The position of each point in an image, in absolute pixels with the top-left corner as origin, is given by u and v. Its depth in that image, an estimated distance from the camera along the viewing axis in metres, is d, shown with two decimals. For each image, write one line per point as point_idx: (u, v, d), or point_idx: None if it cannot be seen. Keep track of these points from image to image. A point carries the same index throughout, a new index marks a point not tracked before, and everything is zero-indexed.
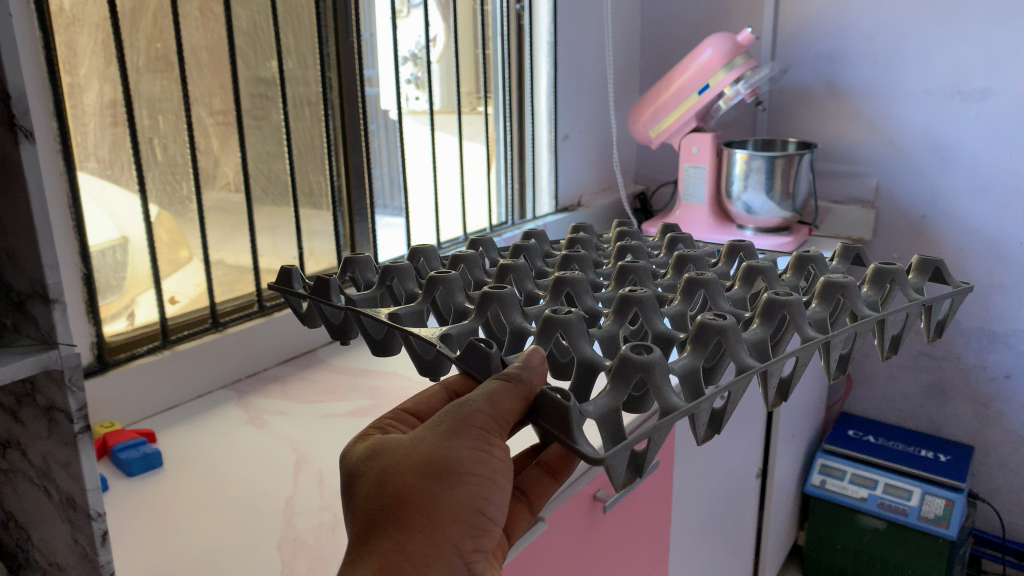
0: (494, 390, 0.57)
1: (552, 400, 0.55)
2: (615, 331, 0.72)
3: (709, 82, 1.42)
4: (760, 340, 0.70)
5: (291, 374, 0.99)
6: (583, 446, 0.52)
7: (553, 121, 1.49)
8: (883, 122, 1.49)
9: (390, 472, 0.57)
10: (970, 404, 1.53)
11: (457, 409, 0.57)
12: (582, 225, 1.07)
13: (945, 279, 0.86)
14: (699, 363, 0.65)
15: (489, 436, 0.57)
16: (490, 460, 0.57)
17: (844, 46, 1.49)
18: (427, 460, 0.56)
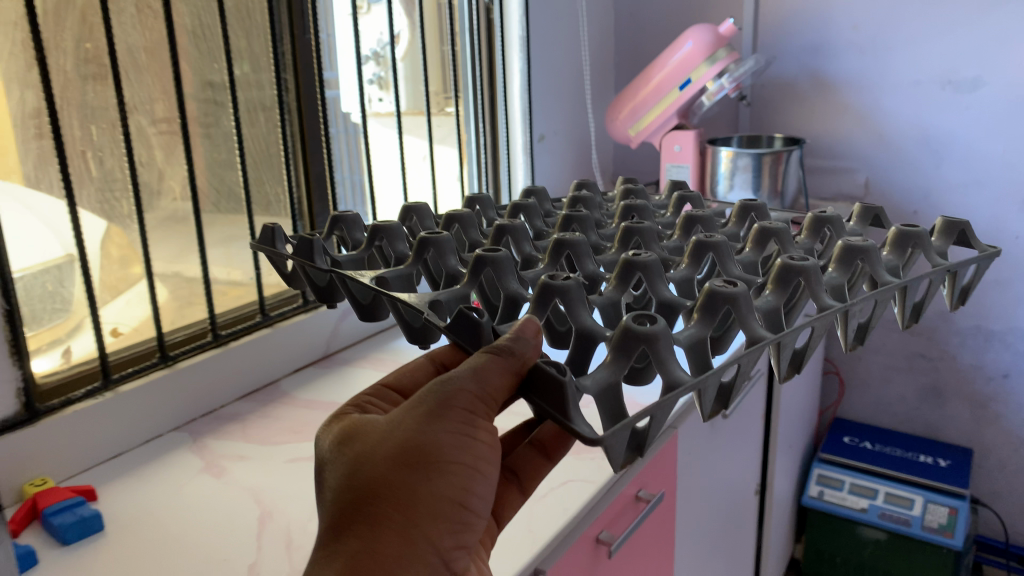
0: (480, 363, 0.50)
1: (545, 371, 0.48)
2: (617, 297, 0.73)
3: (691, 76, 1.34)
4: (772, 308, 0.66)
5: (252, 411, 0.89)
6: (580, 425, 0.45)
7: (529, 121, 1.41)
8: (872, 116, 1.42)
9: (361, 458, 0.52)
10: (967, 405, 1.47)
11: (439, 388, 0.52)
12: (586, 181, 1.18)
13: (971, 243, 0.82)
14: (706, 333, 0.60)
15: (475, 417, 0.52)
16: (473, 444, 0.52)
17: (830, 36, 1.42)
18: (401, 447, 0.51)
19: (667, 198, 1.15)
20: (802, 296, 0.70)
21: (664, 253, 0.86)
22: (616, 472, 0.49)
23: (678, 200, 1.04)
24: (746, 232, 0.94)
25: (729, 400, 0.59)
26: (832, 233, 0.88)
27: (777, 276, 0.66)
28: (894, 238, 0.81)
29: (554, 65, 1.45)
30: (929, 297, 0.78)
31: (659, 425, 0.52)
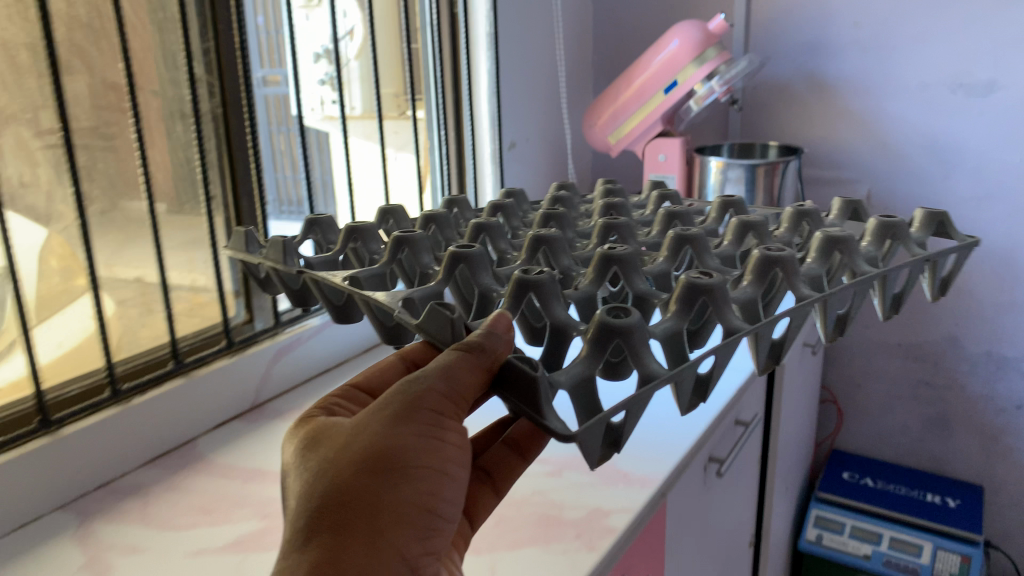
0: (450, 362, 0.50)
1: (519, 367, 0.48)
2: (593, 290, 0.71)
3: (678, 78, 1.21)
4: (749, 299, 0.61)
5: (158, 481, 0.74)
6: (553, 422, 0.45)
7: (498, 128, 1.26)
8: (876, 122, 1.30)
9: (324, 465, 0.50)
10: (977, 437, 1.35)
11: (406, 389, 0.51)
12: (566, 184, 1.08)
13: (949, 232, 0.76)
14: (683, 325, 0.57)
15: (443, 419, 0.51)
16: (442, 448, 0.51)
17: (828, 34, 1.29)
18: (367, 450, 0.49)
19: (648, 194, 1.07)
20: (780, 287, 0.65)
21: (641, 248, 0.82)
22: (593, 465, 0.48)
23: (659, 195, 0.98)
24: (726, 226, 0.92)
25: (707, 393, 0.56)
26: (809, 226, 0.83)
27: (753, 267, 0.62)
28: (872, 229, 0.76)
29: (527, 64, 1.31)
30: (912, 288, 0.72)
31: (636, 417, 0.50)
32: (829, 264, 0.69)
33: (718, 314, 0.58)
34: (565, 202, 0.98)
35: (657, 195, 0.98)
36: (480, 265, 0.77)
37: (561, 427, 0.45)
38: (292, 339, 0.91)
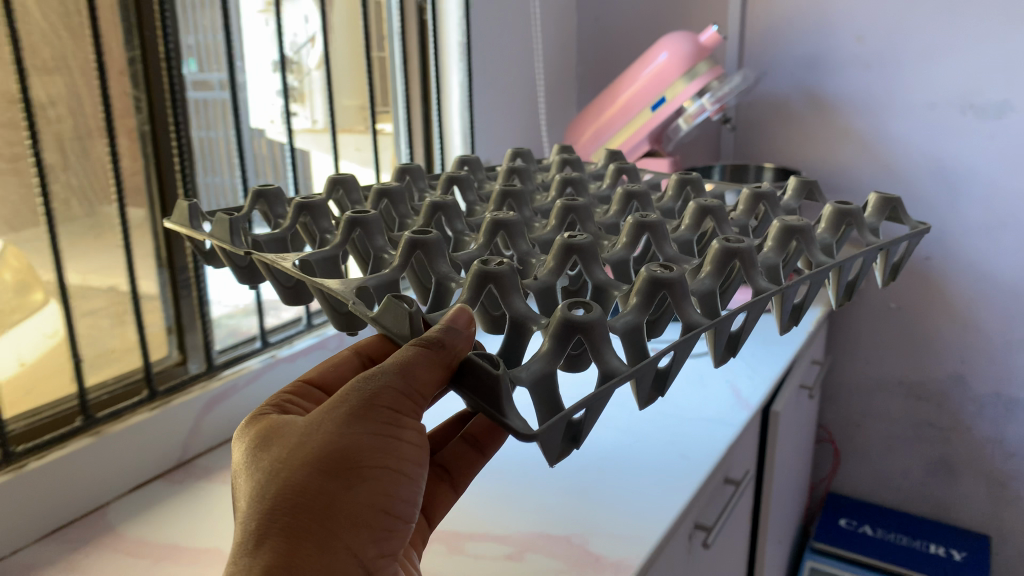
0: (408, 357, 0.47)
1: (480, 366, 0.44)
2: (552, 281, 0.69)
3: (666, 94, 1.12)
4: (708, 290, 0.65)
5: (55, 558, 0.64)
6: (515, 420, 0.42)
7: (472, 145, 1.15)
8: (877, 144, 1.20)
9: (281, 462, 0.50)
10: (983, 483, 1.26)
11: (362, 386, 0.50)
12: (521, 152, 1.05)
13: (901, 219, 0.82)
14: (642, 318, 0.58)
15: (400, 416, 0.50)
16: (397, 445, 0.50)
17: (828, 48, 1.20)
18: (322, 450, 0.49)
19: (612, 186, 0.97)
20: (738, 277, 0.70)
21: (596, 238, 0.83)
22: (553, 463, 0.48)
23: (625, 194, 0.88)
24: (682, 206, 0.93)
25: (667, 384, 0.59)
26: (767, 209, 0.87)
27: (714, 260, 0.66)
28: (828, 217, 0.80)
29: (506, 77, 1.21)
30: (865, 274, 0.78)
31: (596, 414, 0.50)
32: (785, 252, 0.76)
33: (678, 307, 0.60)
34: (521, 197, 0.88)
35: (623, 196, 0.88)
36: (437, 253, 0.74)
37: (525, 429, 0.41)
38: (227, 388, 0.80)
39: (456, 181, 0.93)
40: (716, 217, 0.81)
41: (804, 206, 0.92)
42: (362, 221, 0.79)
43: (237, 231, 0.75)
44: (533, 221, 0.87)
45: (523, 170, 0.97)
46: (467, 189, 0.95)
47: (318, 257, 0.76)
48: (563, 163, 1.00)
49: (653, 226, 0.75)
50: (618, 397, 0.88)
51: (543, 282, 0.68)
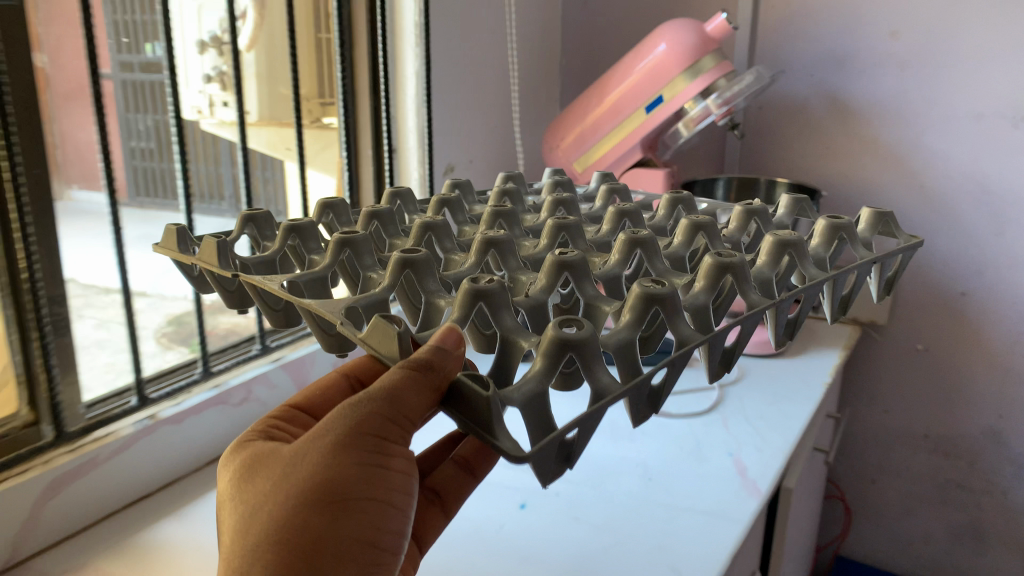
0: (392, 383, 0.42)
1: (474, 388, 0.40)
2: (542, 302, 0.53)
3: (663, 94, 0.94)
4: (701, 304, 0.51)
5: None
6: (505, 441, 0.37)
7: (428, 149, 0.95)
8: (909, 160, 1.02)
9: (269, 492, 0.46)
10: (1018, 557, 1.08)
11: (348, 412, 0.45)
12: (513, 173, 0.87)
13: (893, 232, 0.66)
14: (634, 334, 0.46)
15: (387, 444, 0.45)
16: (386, 475, 0.45)
17: (857, 45, 1.02)
18: (307, 481, 0.44)
19: (604, 208, 0.79)
20: (729, 296, 0.56)
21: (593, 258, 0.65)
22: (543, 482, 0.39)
23: (619, 212, 0.70)
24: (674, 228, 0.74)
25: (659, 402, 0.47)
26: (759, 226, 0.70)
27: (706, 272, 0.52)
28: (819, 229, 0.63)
29: (475, 68, 1.03)
30: (858, 291, 0.62)
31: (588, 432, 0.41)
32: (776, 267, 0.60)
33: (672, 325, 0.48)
34: (513, 217, 0.70)
35: (613, 212, 0.70)
36: (430, 272, 0.57)
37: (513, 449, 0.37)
38: (85, 460, 0.61)
39: (448, 201, 0.76)
40: (710, 235, 0.64)
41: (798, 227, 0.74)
42: (352, 240, 0.62)
43: (225, 250, 0.65)
44: (521, 240, 0.69)
45: (518, 191, 0.79)
46: (458, 211, 0.75)
47: (304, 278, 0.59)
48: (558, 188, 0.82)
49: (648, 240, 0.59)
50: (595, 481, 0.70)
51: (536, 299, 0.53)
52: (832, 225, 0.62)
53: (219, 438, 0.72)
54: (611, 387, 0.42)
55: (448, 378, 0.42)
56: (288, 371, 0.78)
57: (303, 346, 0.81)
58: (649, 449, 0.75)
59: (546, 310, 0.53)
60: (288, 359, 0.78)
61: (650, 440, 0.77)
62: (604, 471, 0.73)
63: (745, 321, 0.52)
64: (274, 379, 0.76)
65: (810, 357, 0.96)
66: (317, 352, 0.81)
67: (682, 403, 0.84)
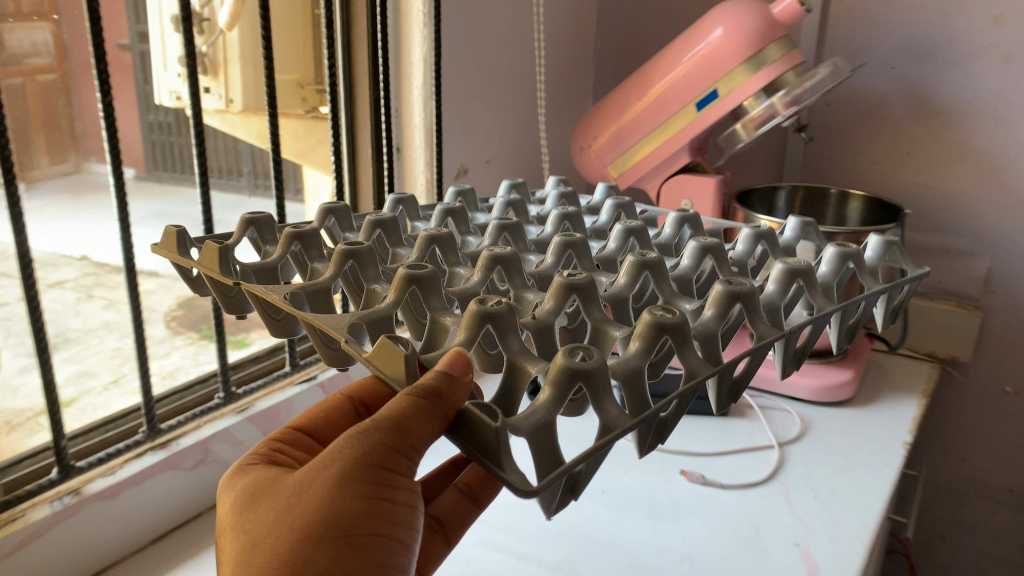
0: (399, 407, 0.37)
1: (483, 413, 0.34)
2: (548, 325, 0.43)
3: (718, 87, 0.78)
4: (708, 331, 0.43)
5: None
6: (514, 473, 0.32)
7: (437, 150, 0.80)
8: (1008, 173, 0.87)
9: (265, 527, 0.40)
10: None
11: (350, 439, 0.39)
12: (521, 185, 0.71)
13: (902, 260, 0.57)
14: (642, 365, 0.38)
15: (393, 474, 0.39)
16: (391, 511, 0.39)
17: (950, 34, 0.86)
18: (305, 517, 0.38)
19: (610, 221, 0.65)
20: (736, 322, 0.47)
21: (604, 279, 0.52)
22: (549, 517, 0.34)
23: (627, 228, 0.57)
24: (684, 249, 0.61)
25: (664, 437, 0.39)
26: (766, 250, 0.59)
27: (721, 295, 0.43)
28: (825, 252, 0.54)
29: (496, 56, 0.88)
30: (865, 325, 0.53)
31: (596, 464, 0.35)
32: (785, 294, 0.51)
33: (684, 356, 0.40)
34: (520, 231, 0.57)
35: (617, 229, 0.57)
36: (437, 290, 0.48)
37: (517, 481, 0.32)
38: None
39: (453, 210, 0.61)
40: (719, 259, 0.53)
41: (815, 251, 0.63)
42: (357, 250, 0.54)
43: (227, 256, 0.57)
44: (527, 257, 0.55)
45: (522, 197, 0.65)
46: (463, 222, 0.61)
47: (307, 289, 0.51)
48: (568, 197, 0.68)
49: (657, 261, 0.48)
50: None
51: (540, 322, 0.43)
52: (840, 255, 0.52)
53: (165, 512, 0.59)
54: (620, 422, 0.35)
55: (457, 408, 0.36)
56: (256, 423, 0.64)
57: (277, 391, 0.68)
58: (694, 533, 0.61)
59: (553, 334, 0.43)
60: (259, 410, 0.65)
61: (696, 519, 0.63)
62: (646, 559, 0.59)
63: (757, 352, 0.43)
64: (238, 434, 0.63)
65: (886, 406, 0.81)
66: (294, 398, 0.67)
67: (733, 467, 0.70)
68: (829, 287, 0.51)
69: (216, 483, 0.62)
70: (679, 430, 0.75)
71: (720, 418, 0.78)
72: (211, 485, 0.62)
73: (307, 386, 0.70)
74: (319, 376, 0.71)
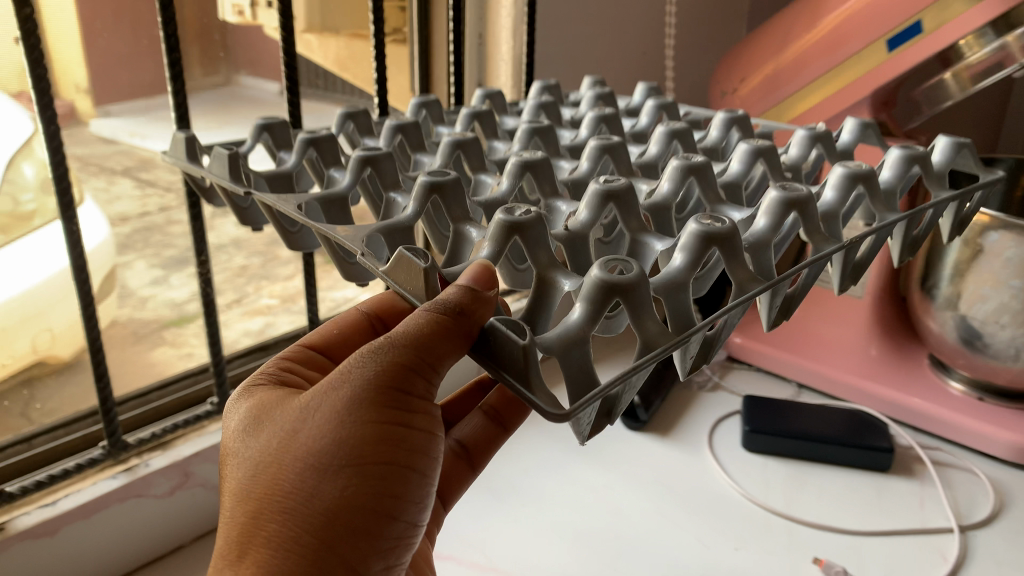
0: (425, 319, 0.27)
1: (505, 337, 0.25)
2: (575, 237, 0.31)
3: (921, 17, 0.56)
4: (762, 241, 0.32)
5: None
6: (548, 399, 0.24)
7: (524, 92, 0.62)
8: None
9: (260, 450, 0.30)
10: None
11: (371, 347, 0.29)
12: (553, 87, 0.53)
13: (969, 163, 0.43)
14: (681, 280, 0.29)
15: (412, 394, 0.29)
16: (411, 439, 0.29)
17: None
18: (311, 444, 0.29)
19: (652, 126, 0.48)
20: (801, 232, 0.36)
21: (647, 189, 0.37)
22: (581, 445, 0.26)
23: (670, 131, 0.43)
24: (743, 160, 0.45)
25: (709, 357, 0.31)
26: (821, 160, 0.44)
27: (784, 202, 0.33)
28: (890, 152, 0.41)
29: None
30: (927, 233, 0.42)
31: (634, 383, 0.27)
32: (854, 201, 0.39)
33: (732, 267, 0.30)
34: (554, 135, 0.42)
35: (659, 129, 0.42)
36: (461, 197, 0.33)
37: (553, 407, 0.24)
38: None
39: (479, 112, 0.44)
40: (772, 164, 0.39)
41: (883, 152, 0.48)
42: (378, 154, 0.37)
43: (232, 161, 0.38)
44: (559, 166, 0.41)
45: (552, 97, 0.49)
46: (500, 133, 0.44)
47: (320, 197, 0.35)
48: (605, 97, 0.51)
49: (706, 164, 0.36)
50: None
51: (568, 230, 0.31)
52: (907, 156, 0.40)
53: (131, 547, 0.46)
54: (665, 339, 0.26)
55: (483, 327, 0.27)
56: None
57: None
58: None
59: (588, 245, 0.32)
60: None
61: None
62: None
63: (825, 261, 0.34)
64: None
65: None
66: None
67: (891, 555, 0.51)
68: (892, 193, 0.39)
69: (204, 509, 0.49)
70: (817, 489, 0.56)
71: (877, 474, 0.58)
72: (195, 512, 0.49)
73: None
74: None
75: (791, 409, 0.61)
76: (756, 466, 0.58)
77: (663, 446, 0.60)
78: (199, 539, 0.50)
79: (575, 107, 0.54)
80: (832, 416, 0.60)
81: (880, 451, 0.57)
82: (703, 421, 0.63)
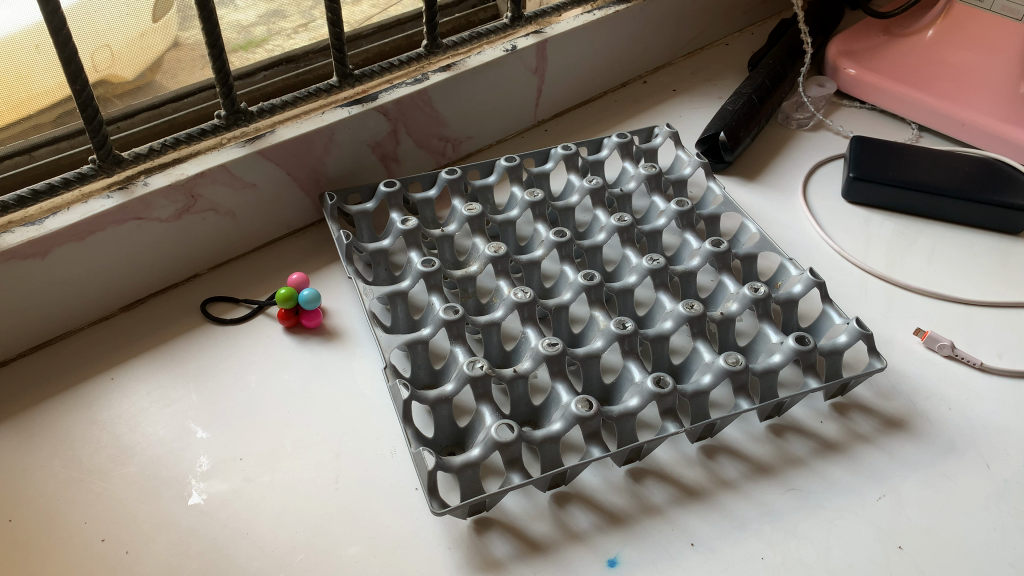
0: None
1: None
2: (452, 425, 0.35)
3: None
4: (558, 433, 0.34)
5: None
6: (383, 541, 0.33)
7: None
8: None
9: None
10: None
11: None
12: None
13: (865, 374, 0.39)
14: (494, 438, 0.33)
15: None
16: None
17: None
18: None
19: (677, 209, 0.46)
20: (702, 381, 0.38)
21: (583, 330, 0.40)
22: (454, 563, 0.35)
23: (679, 212, 0.45)
24: (749, 261, 0.44)
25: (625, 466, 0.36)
26: (778, 279, 0.43)
27: (582, 427, 0.34)
28: (797, 334, 0.38)
29: None
30: (867, 375, 0.39)
31: (487, 520, 0.34)
32: (760, 348, 0.39)
33: (531, 438, 0.34)
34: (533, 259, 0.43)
35: (626, 260, 0.43)
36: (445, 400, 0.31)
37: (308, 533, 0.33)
38: None
39: None
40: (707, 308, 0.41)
41: (831, 292, 0.45)
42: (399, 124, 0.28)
43: (348, 250, 0.42)
44: (539, 286, 0.43)
45: (572, 150, 0.49)
46: None
47: None
48: (627, 146, 0.50)
49: (606, 338, 0.38)
50: (809, 510, 0.35)
51: (438, 405, 0.35)
52: (786, 360, 0.37)
53: (136, 271, 0.42)
54: (468, 468, 0.33)
55: None
56: (273, 159, 0.44)
57: (313, 114, 0.46)
58: (914, 458, 0.37)
59: (458, 429, 0.36)
60: (277, 143, 0.44)
61: (923, 428, 0.38)
62: (839, 471, 0.36)
63: (711, 418, 0.36)
64: (245, 174, 0.43)
65: None
66: (335, 126, 0.46)
67: (1010, 331, 0.43)
68: (771, 382, 0.37)
69: (217, 237, 0.44)
70: (927, 250, 0.47)
71: (1003, 237, 0.49)
72: (207, 240, 0.44)
73: (353, 108, 0.47)
74: (381, 95, 0.48)
75: (910, 150, 0.50)
76: (857, 221, 0.50)
77: (750, 191, 0.52)
78: (217, 268, 0.45)
79: (643, 159, 0.51)
80: (958, 159, 0.50)
81: (1013, 210, 0.47)
82: (797, 165, 0.54)
